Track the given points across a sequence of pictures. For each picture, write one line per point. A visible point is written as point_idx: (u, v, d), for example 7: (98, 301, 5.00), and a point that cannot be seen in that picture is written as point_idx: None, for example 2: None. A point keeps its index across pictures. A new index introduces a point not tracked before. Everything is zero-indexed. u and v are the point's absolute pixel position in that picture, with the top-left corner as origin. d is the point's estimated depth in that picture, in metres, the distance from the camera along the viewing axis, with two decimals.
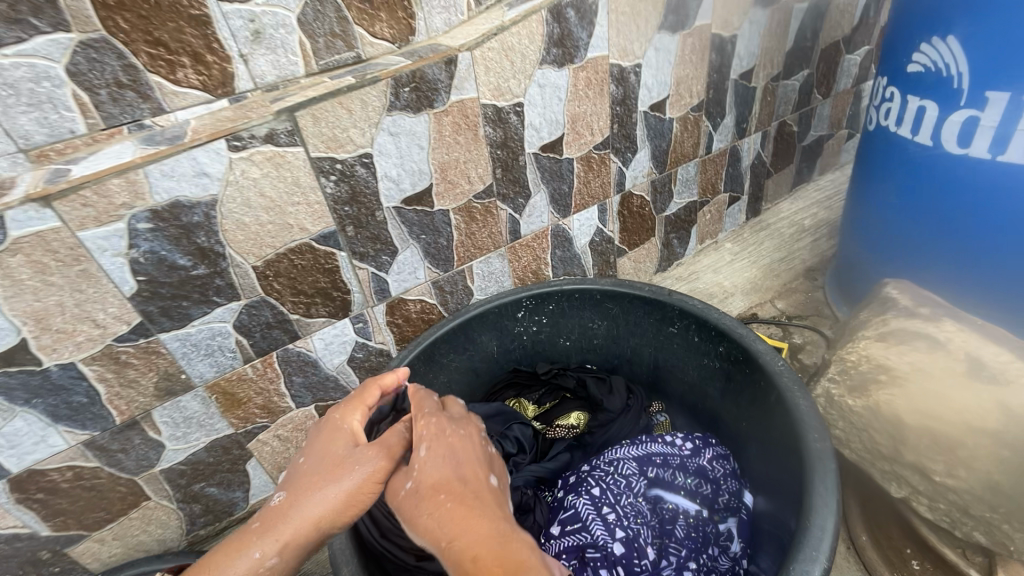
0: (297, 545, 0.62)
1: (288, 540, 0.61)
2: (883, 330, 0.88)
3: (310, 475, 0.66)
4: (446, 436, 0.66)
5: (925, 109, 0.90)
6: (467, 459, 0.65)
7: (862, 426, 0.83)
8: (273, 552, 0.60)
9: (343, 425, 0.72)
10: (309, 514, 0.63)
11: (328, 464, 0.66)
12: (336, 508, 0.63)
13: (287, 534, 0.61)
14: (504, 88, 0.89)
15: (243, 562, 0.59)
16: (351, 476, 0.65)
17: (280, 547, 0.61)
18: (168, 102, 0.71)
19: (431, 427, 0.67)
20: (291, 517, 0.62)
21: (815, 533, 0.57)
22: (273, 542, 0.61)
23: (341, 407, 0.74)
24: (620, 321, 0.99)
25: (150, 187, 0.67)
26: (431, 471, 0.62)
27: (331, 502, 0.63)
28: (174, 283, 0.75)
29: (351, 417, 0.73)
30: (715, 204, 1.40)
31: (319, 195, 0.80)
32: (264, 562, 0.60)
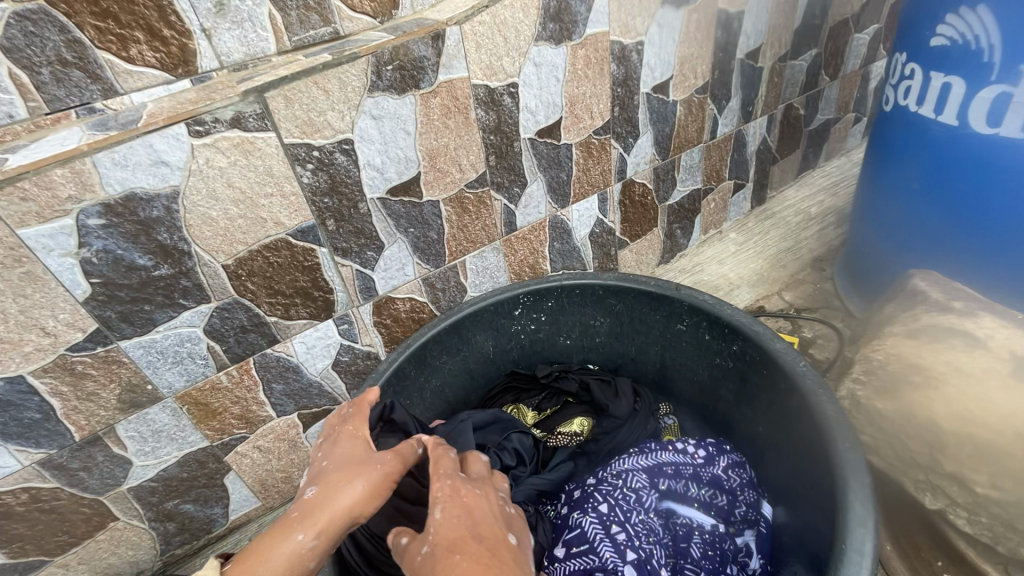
0: (338, 530, 0.56)
1: (331, 525, 0.55)
2: (913, 327, 0.79)
3: (336, 467, 0.61)
4: (460, 497, 0.55)
5: (950, 86, 0.83)
6: (488, 522, 0.53)
7: (892, 433, 0.73)
8: (316, 537, 0.54)
9: (358, 429, 0.67)
10: (347, 501, 0.57)
11: (352, 459, 0.62)
12: (369, 498, 0.58)
13: (329, 516, 0.55)
14: (496, 67, 0.82)
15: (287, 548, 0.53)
16: (380, 465, 0.61)
17: (322, 533, 0.54)
18: (121, 82, 0.63)
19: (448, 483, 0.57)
20: (331, 504, 0.56)
21: (852, 559, 0.51)
22: (315, 524, 0.54)
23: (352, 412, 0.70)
24: (624, 318, 0.92)
25: (99, 179, 0.60)
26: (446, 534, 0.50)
27: (366, 488, 0.58)
28: (134, 285, 0.67)
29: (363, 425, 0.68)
30: (720, 192, 1.33)
31: (295, 186, 0.72)
32: (304, 547, 0.53)
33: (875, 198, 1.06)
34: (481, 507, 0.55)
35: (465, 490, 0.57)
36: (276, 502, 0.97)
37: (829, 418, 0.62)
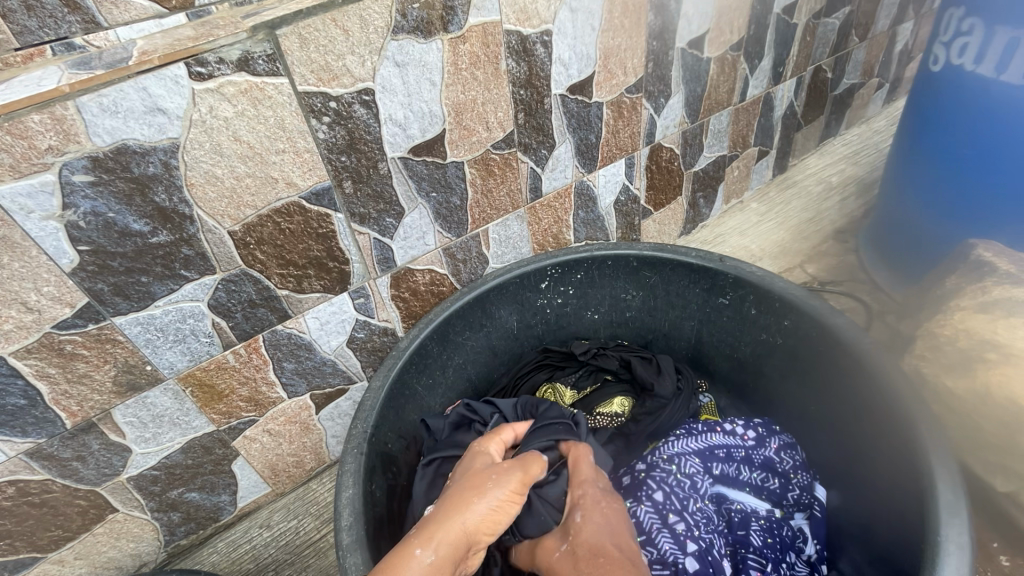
0: (457, 546, 0.49)
1: (449, 539, 0.48)
2: (985, 301, 0.70)
3: (453, 489, 0.55)
4: (602, 504, 0.58)
5: (1017, 43, 0.77)
6: (624, 532, 0.54)
7: (966, 414, 0.67)
8: (435, 550, 0.47)
9: (480, 453, 0.62)
10: (465, 520, 0.50)
11: (468, 479, 0.56)
12: (491, 518, 0.52)
13: (449, 530, 0.49)
14: (531, 11, 0.73)
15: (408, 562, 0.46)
16: (497, 483, 0.54)
17: (441, 545, 0.48)
18: (104, 14, 0.53)
19: (587, 493, 0.60)
20: (450, 522, 0.50)
21: (951, 552, 0.47)
22: (436, 537, 0.48)
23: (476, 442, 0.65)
24: (658, 292, 0.87)
25: (85, 127, 0.51)
26: (585, 539, 0.54)
27: (487, 503, 0.52)
28: (130, 254, 0.59)
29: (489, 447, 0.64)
30: (744, 158, 1.27)
31: (309, 141, 0.64)
32: (424, 562, 0.46)
33: (913, 164, 1.01)
34: (621, 518, 0.57)
35: (606, 498, 0.59)
36: (287, 487, 0.91)
37: (905, 396, 0.57)
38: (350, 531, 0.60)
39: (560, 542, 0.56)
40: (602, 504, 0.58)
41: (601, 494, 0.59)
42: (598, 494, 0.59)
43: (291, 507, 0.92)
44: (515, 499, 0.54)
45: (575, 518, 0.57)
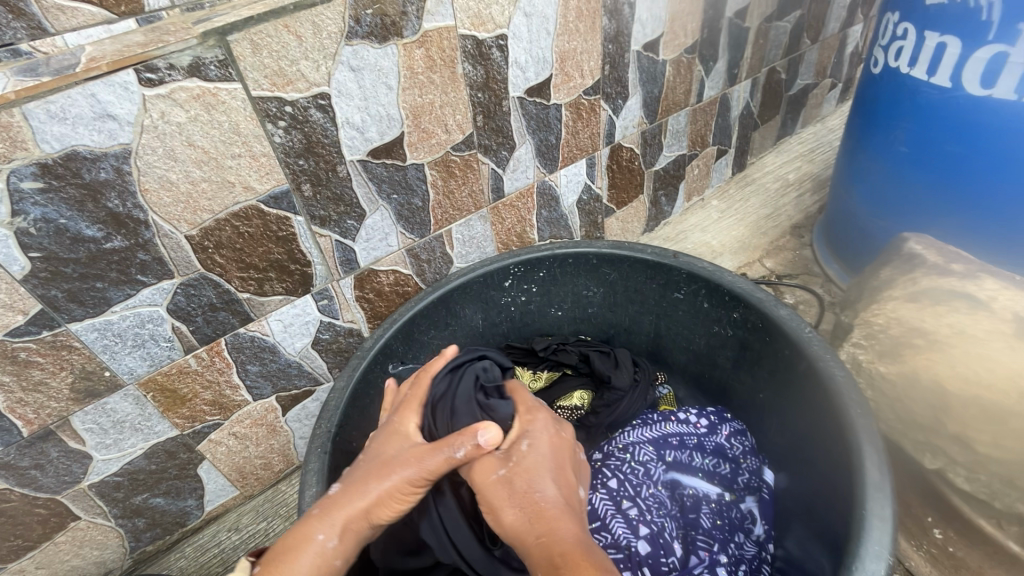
0: (359, 530, 0.54)
1: (355, 525, 0.53)
2: (913, 290, 0.70)
3: (363, 468, 0.58)
4: (546, 437, 0.60)
5: (945, 46, 0.82)
6: (566, 476, 0.56)
7: (893, 396, 0.66)
8: (336, 536, 0.52)
9: (400, 427, 0.62)
10: (364, 507, 0.54)
11: (379, 460, 0.58)
12: (394, 504, 0.55)
13: (348, 515, 0.53)
14: (485, 16, 0.75)
15: (308, 549, 0.51)
16: (399, 474, 0.55)
17: (340, 531, 0.52)
18: (50, 20, 0.53)
19: (533, 426, 0.61)
20: (348, 509, 0.53)
21: (874, 524, 0.50)
22: (335, 523, 0.53)
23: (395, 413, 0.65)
24: (618, 288, 0.90)
25: (32, 134, 0.51)
26: (532, 479, 0.54)
27: (386, 493, 0.54)
28: (83, 260, 0.59)
29: (408, 420, 0.63)
30: (704, 157, 1.31)
31: (266, 146, 0.65)
32: (328, 544, 0.52)
33: (860, 162, 1.06)
34: (564, 456, 0.59)
35: (550, 431, 0.61)
36: (255, 490, 0.91)
37: (840, 381, 0.61)
38: None
39: (500, 471, 0.56)
40: (546, 437, 0.60)
41: (545, 432, 0.61)
42: (541, 432, 0.61)
43: (260, 509, 0.92)
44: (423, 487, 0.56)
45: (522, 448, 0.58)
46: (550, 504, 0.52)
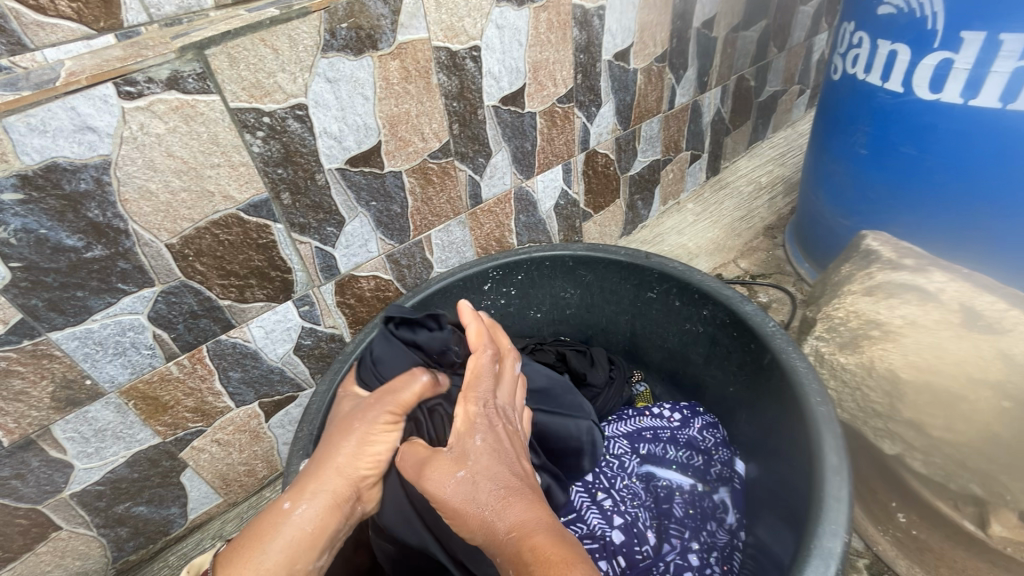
0: (330, 492, 0.54)
1: (322, 493, 0.53)
2: (870, 284, 0.74)
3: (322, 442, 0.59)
4: (497, 429, 0.56)
5: (896, 53, 0.86)
6: (522, 467, 0.54)
7: (854, 385, 0.68)
8: (307, 500, 0.52)
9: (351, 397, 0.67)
10: (336, 464, 0.56)
11: (338, 425, 0.60)
12: (357, 459, 0.57)
13: (317, 480, 0.54)
14: (458, 28, 0.78)
15: (281, 518, 0.51)
16: (361, 429, 0.58)
17: (313, 498, 0.53)
18: (30, 36, 0.55)
19: (481, 417, 0.57)
20: (319, 471, 0.55)
21: (832, 505, 0.52)
22: (305, 491, 0.53)
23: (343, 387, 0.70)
24: (594, 289, 0.92)
25: (13, 147, 0.52)
26: (492, 475, 0.51)
27: (353, 447, 0.57)
28: (64, 269, 0.60)
29: (352, 387, 0.69)
30: (678, 162, 1.35)
31: (245, 155, 0.66)
32: (295, 511, 0.52)
33: (825, 165, 1.11)
34: (515, 446, 0.56)
35: (501, 423, 0.57)
36: (239, 497, 0.92)
37: (801, 373, 0.64)
38: None
39: (460, 471, 0.52)
40: (496, 430, 0.56)
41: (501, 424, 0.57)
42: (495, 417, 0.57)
43: (244, 516, 0.93)
44: (390, 428, 0.60)
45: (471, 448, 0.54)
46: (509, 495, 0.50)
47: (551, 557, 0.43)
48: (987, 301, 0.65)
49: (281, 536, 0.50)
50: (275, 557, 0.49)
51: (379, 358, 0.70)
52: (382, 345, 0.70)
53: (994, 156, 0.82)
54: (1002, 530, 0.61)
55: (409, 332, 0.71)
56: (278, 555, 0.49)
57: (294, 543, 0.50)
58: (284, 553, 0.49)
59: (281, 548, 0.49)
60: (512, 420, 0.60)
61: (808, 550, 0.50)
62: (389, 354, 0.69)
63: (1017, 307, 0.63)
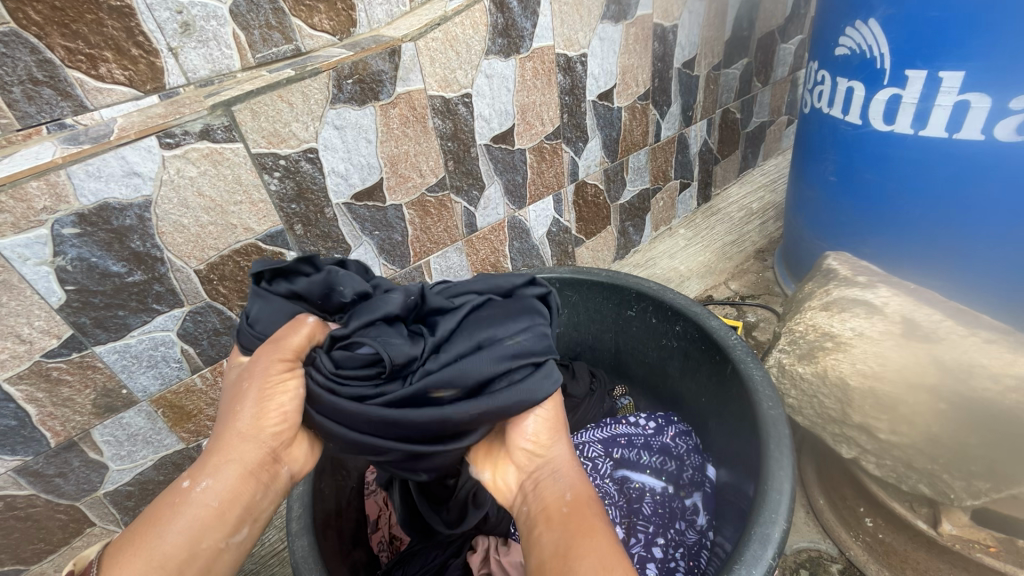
0: (233, 461, 0.52)
1: (223, 468, 0.51)
2: (827, 300, 0.86)
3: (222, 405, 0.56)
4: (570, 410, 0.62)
5: (853, 89, 0.94)
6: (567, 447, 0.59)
7: (812, 393, 0.78)
8: (207, 477, 0.51)
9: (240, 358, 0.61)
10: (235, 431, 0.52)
11: (233, 386, 0.56)
12: (261, 424, 0.53)
13: (216, 456, 0.52)
14: (450, 79, 0.89)
15: (177, 504, 0.50)
16: (250, 390, 0.53)
17: (211, 476, 0.51)
18: (91, 99, 0.67)
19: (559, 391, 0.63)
20: (218, 443, 0.52)
21: (773, 495, 0.57)
22: (208, 469, 0.52)
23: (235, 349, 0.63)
24: (580, 309, 0.99)
25: (74, 190, 0.63)
26: (551, 463, 0.54)
27: (250, 408, 0.53)
28: (109, 291, 0.70)
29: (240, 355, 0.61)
30: (668, 191, 1.43)
31: (263, 193, 0.77)
32: (198, 488, 0.51)
33: (803, 191, 1.18)
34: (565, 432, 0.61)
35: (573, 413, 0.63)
36: None
37: (758, 380, 0.69)
38: (298, 521, 0.67)
39: (522, 444, 0.55)
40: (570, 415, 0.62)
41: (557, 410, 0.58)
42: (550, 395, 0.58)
43: None
44: (287, 376, 0.54)
45: (523, 426, 0.55)
46: (568, 469, 0.54)
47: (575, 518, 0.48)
48: (925, 313, 0.76)
49: (186, 520, 0.49)
50: (175, 542, 0.48)
51: (257, 318, 0.59)
52: (260, 302, 0.60)
53: (946, 181, 0.88)
54: (952, 529, 0.68)
55: (285, 284, 0.62)
56: (178, 538, 0.48)
57: (207, 525, 0.50)
58: (187, 533, 0.49)
59: (188, 533, 0.49)
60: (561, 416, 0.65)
61: (749, 537, 0.55)
62: (265, 311, 0.59)
63: (952, 319, 0.74)
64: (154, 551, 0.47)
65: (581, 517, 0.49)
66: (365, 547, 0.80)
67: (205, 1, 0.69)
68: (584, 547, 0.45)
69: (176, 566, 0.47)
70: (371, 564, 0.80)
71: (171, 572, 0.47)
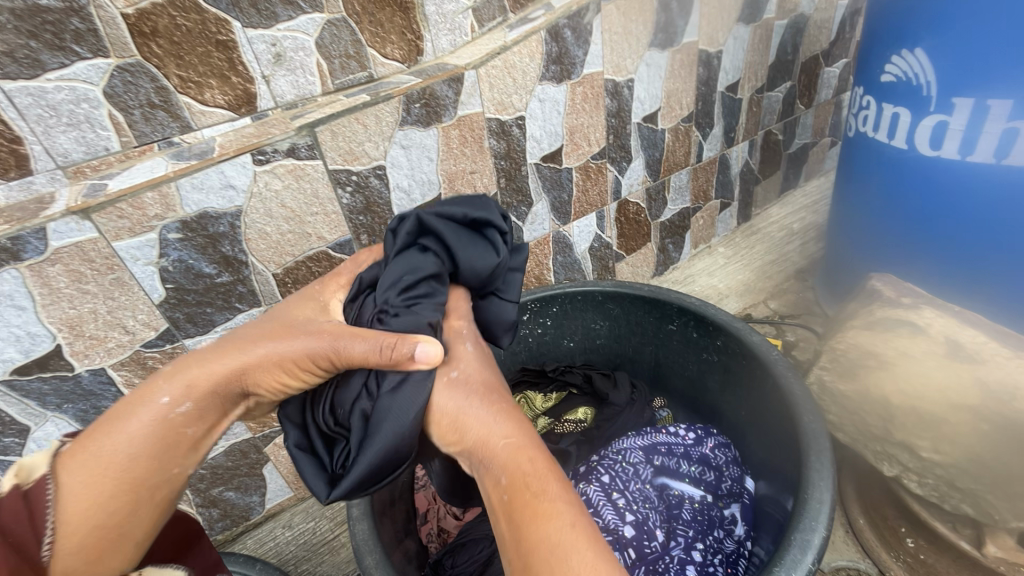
0: (215, 399, 0.55)
1: (207, 398, 0.55)
2: (870, 320, 0.90)
3: (250, 333, 0.58)
4: (472, 372, 0.57)
5: (899, 115, 0.96)
6: (494, 407, 0.53)
7: (853, 411, 0.84)
8: (194, 403, 0.54)
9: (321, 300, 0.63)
10: (244, 369, 0.55)
11: (281, 326, 0.58)
12: (263, 378, 0.56)
13: (207, 385, 0.54)
14: (507, 103, 0.95)
15: (149, 409, 0.53)
16: (290, 346, 0.55)
17: (194, 401, 0.54)
18: (196, 120, 0.76)
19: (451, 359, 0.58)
20: (220, 372, 0.55)
21: (813, 506, 0.59)
22: (195, 393, 0.54)
23: (320, 281, 0.66)
24: (621, 321, 1.02)
25: (180, 201, 0.71)
26: (476, 451, 0.51)
27: (269, 359, 0.55)
28: (201, 290, 0.78)
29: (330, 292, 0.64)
30: (708, 210, 1.46)
31: (336, 206, 0.85)
32: (175, 411, 0.53)
33: (846, 211, 1.19)
34: (489, 388, 0.55)
35: (473, 370, 0.57)
36: (307, 493, 1.06)
37: (799, 396, 0.71)
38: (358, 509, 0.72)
39: (447, 443, 0.54)
40: (470, 378, 0.56)
41: (455, 388, 0.55)
42: (437, 386, 0.55)
43: (310, 510, 1.07)
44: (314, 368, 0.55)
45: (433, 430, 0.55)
46: (487, 448, 0.50)
47: (528, 512, 0.45)
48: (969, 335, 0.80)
49: (158, 442, 0.53)
50: (126, 447, 0.51)
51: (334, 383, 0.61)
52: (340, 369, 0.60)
53: (994, 209, 0.88)
54: (997, 551, 0.74)
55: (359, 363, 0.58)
56: (147, 460, 0.52)
57: (176, 448, 0.54)
58: (146, 445, 0.52)
59: (150, 443, 0.52)
60: (485, 365, 0.58)
61: (788, 542, 0.58)
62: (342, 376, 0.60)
63: (996, 340, 0.78)
64: (110, 452, 0.51)
65: (524, 498, 0.46)
66: (414, 536, 0.85)
67: (296, 35, 0.78)
68: (532, 537, 0.44)
69: (134, 480, 0.52)
70: (420, 554, 0.84)
71: (124, 479, 0.51)
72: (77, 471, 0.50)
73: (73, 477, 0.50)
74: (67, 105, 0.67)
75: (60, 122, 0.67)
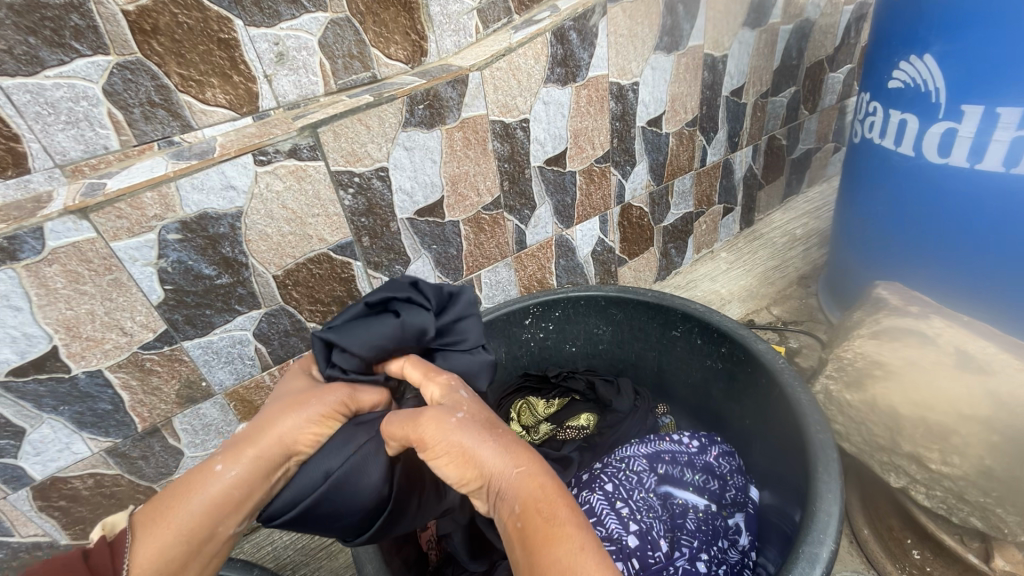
0: (262, 463, 0.56)
1: (253, 461, 0.55)
2: (875, 329, 0.90)
3: (280, 405, 0.61)
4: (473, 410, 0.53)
5: (907, 122, 0.96)
6: (500, 439, 0.49)
7: (860, 420, 0.84)
8: (240, 467, 0.54)
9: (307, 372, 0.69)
10: (281, 433, 0.58)
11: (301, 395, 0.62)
12: (301, 436, 0.59)
13: (252, 450, 0.56)
14: (511, 105, 0.94)
15: (202, 478, 0.53)
16: (315, 403, 0.60)
17: (241, 465, 0.55)
18: (196, 119, 0.74)
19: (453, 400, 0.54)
20: (263, 435, 0.57)
21: (821, 518, 0.58)
22: (242, 456, 0.55)
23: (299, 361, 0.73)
24: (624, 327, 1.02)
25: (180, 201, 0.70)
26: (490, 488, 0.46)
27: (305, 418, 0.59)
28: (200, 291, 0.77)
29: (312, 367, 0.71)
30: (710, 214, 1.45)
31: (338, 208, 0.84)
32: (227, 476, 0.54)
33: (850, 217, 1.18)
34: (493, 422, 0.51)
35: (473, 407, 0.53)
36: None
37: (807, 405, 0.70)
38: None
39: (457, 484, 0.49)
40: (473, 415, 0.51)
41: (461, 426, 0.49)
42: (441, 426, 0.50)
43: None
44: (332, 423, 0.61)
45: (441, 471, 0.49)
46: (500, 482, 0.46)
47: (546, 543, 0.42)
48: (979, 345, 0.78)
49: (211, 505, 0.52)
50: (188, 511, 0.52)
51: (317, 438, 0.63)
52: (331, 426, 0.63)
53: (1001, 217, 0.88)
54: (1004, 564, 0.74)
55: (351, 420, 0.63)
56: (203, 520, 0.52)
57: (227, 511, 0.54)
58: (203, 509, 0.52)
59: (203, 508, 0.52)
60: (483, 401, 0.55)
61: (795, 556, 0.57)
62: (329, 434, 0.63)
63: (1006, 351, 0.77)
64: (172, 516, 0.51)
65: (537, 525, 0.43)
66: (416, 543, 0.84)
67: (299, 35, 0.77)
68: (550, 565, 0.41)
69: (194, 541, 0.52)
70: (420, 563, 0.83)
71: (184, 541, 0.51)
72: (144, 534, 0.51)
73: (142, 541, 0.50)
74: (65, 103, 0.65)
75: (58, 120, 0.66)
